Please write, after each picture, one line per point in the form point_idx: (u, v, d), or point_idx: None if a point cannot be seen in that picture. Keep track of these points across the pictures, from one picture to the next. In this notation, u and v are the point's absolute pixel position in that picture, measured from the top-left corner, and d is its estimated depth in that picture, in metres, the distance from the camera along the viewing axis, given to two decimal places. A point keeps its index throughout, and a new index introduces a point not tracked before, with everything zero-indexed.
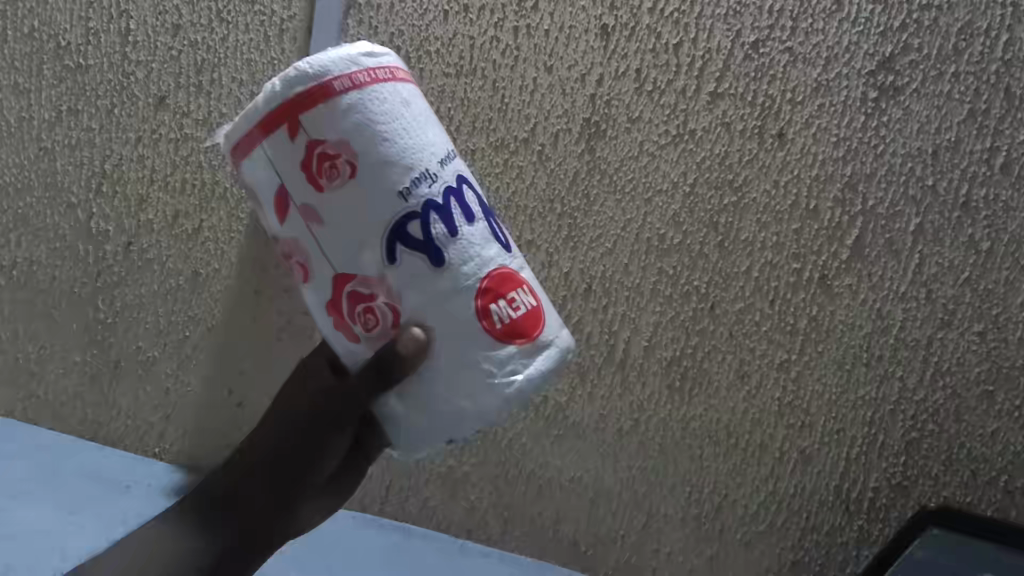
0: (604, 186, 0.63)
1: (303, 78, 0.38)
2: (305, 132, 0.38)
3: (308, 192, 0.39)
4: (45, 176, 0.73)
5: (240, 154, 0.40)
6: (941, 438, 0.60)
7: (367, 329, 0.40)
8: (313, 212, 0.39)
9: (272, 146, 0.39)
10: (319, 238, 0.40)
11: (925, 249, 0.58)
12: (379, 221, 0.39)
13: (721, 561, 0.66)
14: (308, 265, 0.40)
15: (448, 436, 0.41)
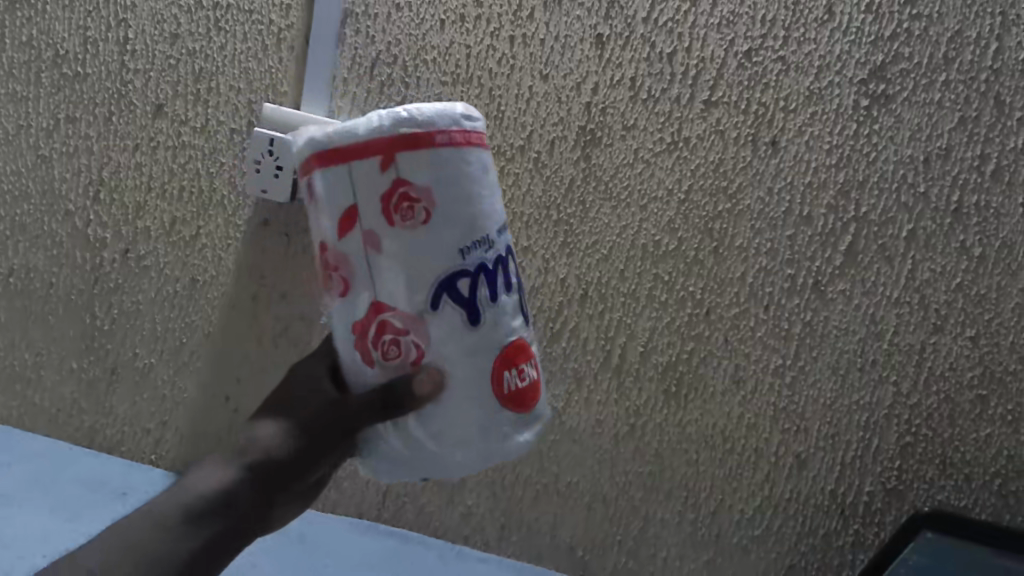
0: (600, 194, 0.63)
1: (412, 122, 0.37)
2: (399, 171, 0.38)
3: (378, 223, 0.38)
4: (43, 183, 0.73)
5: (321, 158, 0.38)
6: (935, 442, 0.60)
7: (385, 357, 0.40)
8: (373, 242, 0.38)
9: (361, 169, 0.38)
10: (372, 265, 0.39)
11: (917, 256, 0.59)
12: (436, 272, 0.38)
13: (718, 566, 0.66)
14: (348, 283, 0.39)
15: (430, 474, 0.41)
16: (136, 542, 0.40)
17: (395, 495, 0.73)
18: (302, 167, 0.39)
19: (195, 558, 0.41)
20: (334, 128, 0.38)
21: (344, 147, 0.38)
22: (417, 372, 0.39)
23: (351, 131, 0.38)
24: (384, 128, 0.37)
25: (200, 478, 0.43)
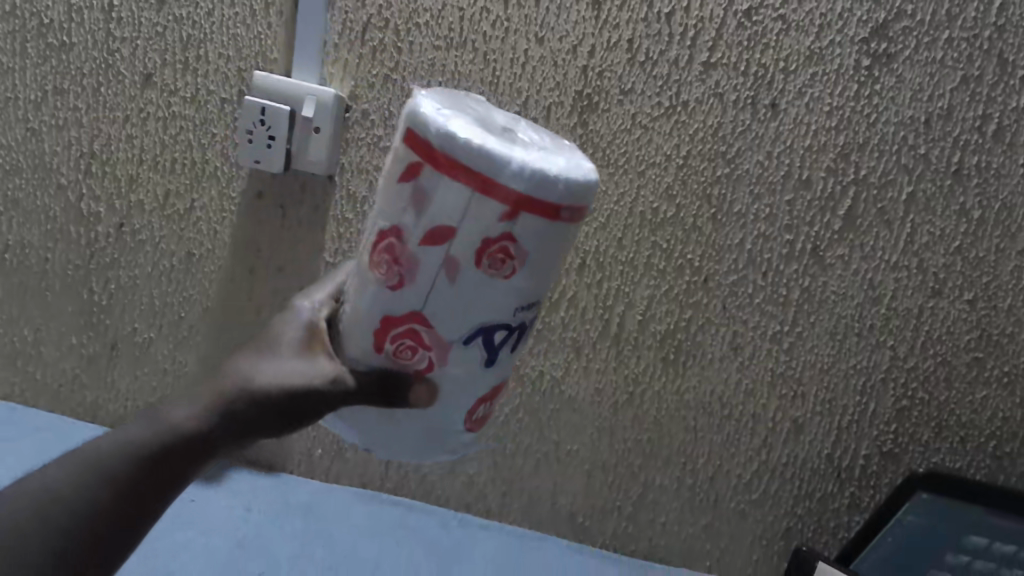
0: (598, 161, 0.62)
1: (555, 190, 0.35)
2: (514, 223, 0.36)
3: (464, 254, 0.37)
4: (33, 157, 0.72)
5: (448, 162, 0.35)
6: (932, 405, 0.62)
7: (398, 356, 0.39)
8: (446, 265, 0.37)
9: (477, 199, 0.35)
10: (436, 282, 0.37)
11: (916, 219, 0.59)
12: (489, 318, 0.38)
13: (716, 529, 0.68)
14: (403, 282, 0.38)
15: (373, 448, 0.44)
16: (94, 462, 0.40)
17: (397, 466, 0.73)
18: (419, 146, 0.36)
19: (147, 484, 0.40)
20: (481, 141, 0.35)
21: (477, 173, 0.35)
22: (421, 381, 0.40)
23: (493, 160, 0.35)
24: (523, 181, 0.34)
25: (168, 409, 0.43)
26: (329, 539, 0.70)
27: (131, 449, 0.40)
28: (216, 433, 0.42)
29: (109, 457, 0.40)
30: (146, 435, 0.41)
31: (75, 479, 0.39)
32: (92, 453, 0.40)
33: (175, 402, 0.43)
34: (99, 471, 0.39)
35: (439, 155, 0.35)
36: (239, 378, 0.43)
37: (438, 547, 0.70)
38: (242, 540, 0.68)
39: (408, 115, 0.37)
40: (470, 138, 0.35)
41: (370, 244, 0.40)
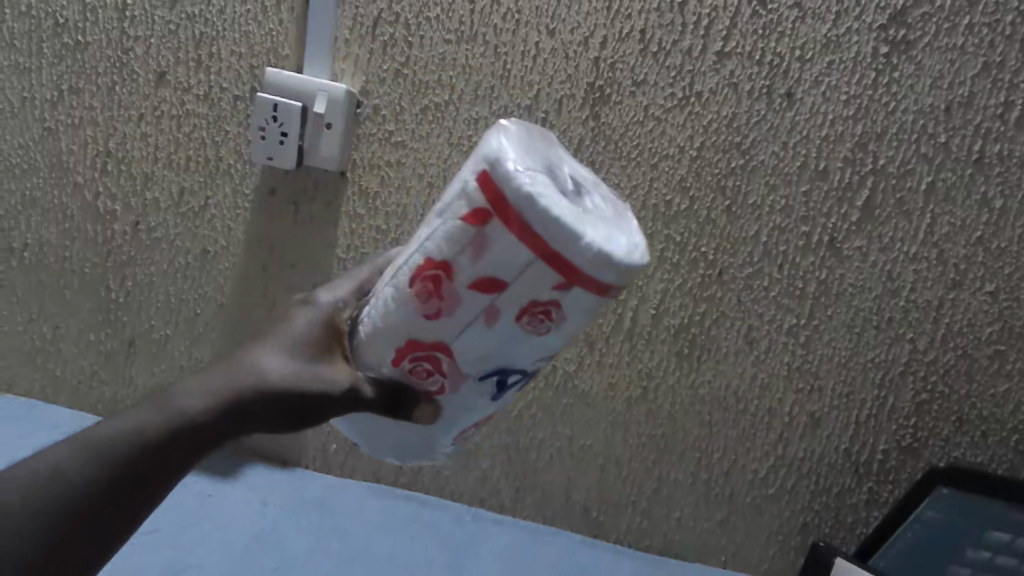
0: (610, 154, 0.62)
1: (614, 274, 0.35)
2: (566, 293, 0.36)
3: (508, 308, 0.37)
4: (51, 156, 0.73)
5: (519, 224, 0.34)
6: (952, 399, 0.61)
7: (416, 374, 0.42)
8: (487, 313, 0.37)
9: (539, 266, 0.35)
10: (472, 323, 0.38)
11: (936, 209, 0.58)
12: (513, 363, 0.40)
13: (731, 524, 0.68)
14: (440, 317, 0.39)
15: (369, 438, 0.48)
16: (98, 445, 0.39)
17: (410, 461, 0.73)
18: (492, 196, 0.35)
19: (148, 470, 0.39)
20: (561, 212, 0.34)
21: (546, 243, 0.34)
22: (427, 399, 0.42)
23: (566, 235, 0.34)
24: (589, 264, 0.34)
25: (174, 393, 0.41)
26: (343, 533, 0.70)
27: (137, 431, 0.39)
28: (221, 423, 0.41)
29: (114, 440, 0.39)
30: (152, 419, 0.40)
31: (79, 463, 0.38)
32: (97, 435, 0.39)
33: (181, 386, 0.42)
34: (103, 454, 0.39)
35: (512, 213, 0.34)
36: (250, 368, 0.42)
37: (451, 541, 0.70)
38: (258, 532, 0.69)
39: (488, 158, 0.35)
40: (548, 207, 0.34)
41: (412, 265, 0.39)
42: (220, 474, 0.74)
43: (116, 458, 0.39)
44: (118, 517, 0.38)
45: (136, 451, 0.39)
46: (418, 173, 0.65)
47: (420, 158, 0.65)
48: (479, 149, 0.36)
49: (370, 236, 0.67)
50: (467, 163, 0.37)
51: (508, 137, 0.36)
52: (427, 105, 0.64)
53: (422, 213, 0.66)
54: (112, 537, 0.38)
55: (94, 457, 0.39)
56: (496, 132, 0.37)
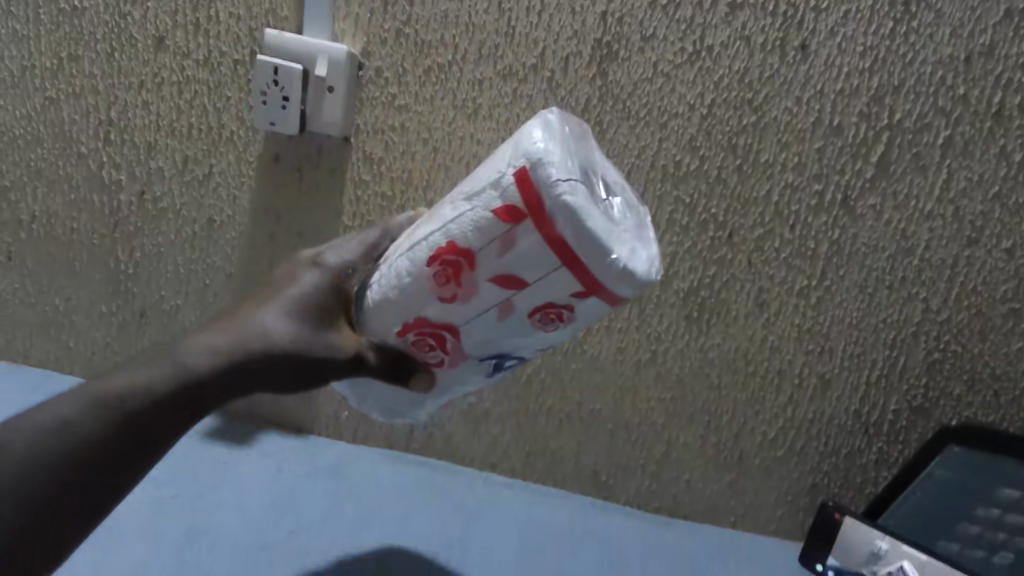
0: (618, 113, 0.61)
1: (630, 290, 0.39)
2: (578, 299, 0.39)
3: (520, 303, 0.41)
4: (53, 126, 0.72)
5: (550, 231, 0.37)
6: (965, 358, 0.61)
7: (420, 347, 0.46)
8: (500, 304, 0.41)
9: (561, 273, 0.38)
10: (485, 311, 0.42)
11: (953, 164, 0.56)
12: (512, 348, 0.44)
13: (740, 485, 0.68)
14: (455, 301, 0.42)
15: (362, 396, 0.53)
16: (109, 398, 0.39)
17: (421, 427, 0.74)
18: (530, 200, 0.37)
19: (156, 421, 0.40)
20: (595, 230, 0.37)
21: (574, 255, 0.37)
22: (426, 370, 0.47)
23: (594, 252, 0.37)
24: (613, 280, 0.38)
25: (183, 346, 0.42)
26: (357, 494, 0.70)
27: (150, 384, 0.40)
28: (230, 379, 0.42)
29: (127, 394, 0.39)
30: (164, 371, 0.41)
31: (87, 415, 0.38)
32: (104, 387, 0.39)
33: (191, 340, 0.43)
34: (110, 407, 0.39)
35: (547, 221, 0.37)
36: (259, 329, 0.44)
37: (466, 507, 0.70)
38: (272, 492, 0.69)
39: (534, 162, 0.37)
40: (583, 223, 0.36)
41: (436, 247, 0.42)
42: (234, 440, 0.75)
43: (130, 412, 0.39)
44: (125, 469, 0.39)
45: (146, 404, 0.40)
46: (422, 137, 0.65)
47: (425, 121, 0.64)
48: (524, 147, 0.38)
49: (375, 203, 0.67)
50: (509, 157, 0.39)
51: (555, 142, 0.38)
52: (430, 66, 0.63)
53: (428, 178, 0.66)
54: (117, 487, 0.39)
55: (105, 411, 0.39)
56: (544, 134, 0.38)
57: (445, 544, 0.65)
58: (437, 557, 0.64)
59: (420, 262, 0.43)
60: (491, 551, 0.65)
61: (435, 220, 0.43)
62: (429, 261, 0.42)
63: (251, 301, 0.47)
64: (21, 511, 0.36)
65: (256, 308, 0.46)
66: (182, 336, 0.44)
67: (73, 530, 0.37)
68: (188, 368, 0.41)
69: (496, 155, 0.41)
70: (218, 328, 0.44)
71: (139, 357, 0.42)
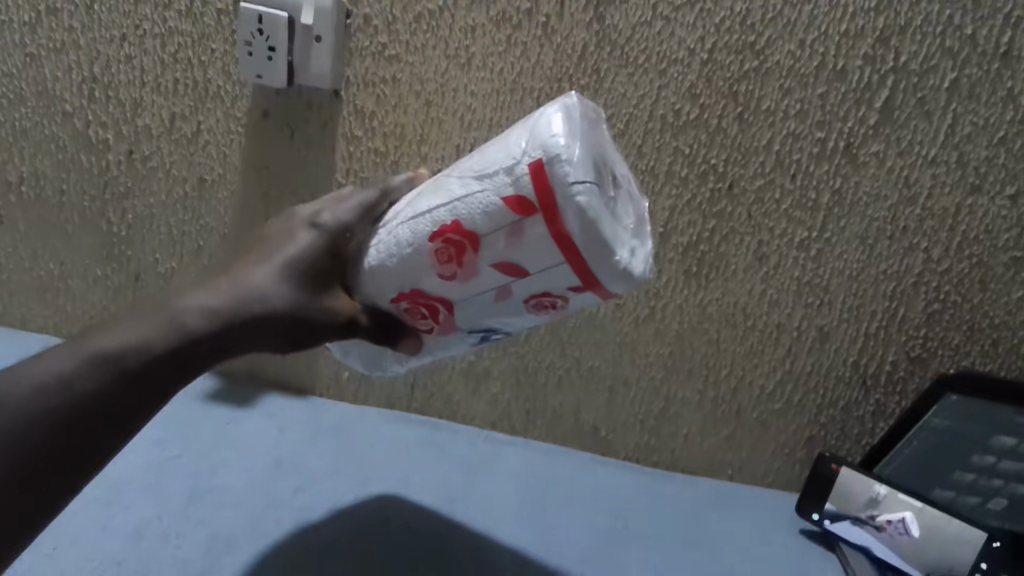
0: (615, 60, 0.59)
1: (625, 286, 0.40)
2: (575, 292, 0.41)
3: (518, 290, 0.42)
4: (36, 84, 0.70)
5: (558, 230, 0.38)
6: (964, 308, 0.60)
7: (412, 316, 0.47)
8: (499, 288, 0.42)
9: (565, 270, 0.39)
10: (483, 293, 0.43)
11: (959, 108, 0.56)
12: (503, 327, 0.46)
13: (738, 439, 0.69)
14: (454, 279, 0.43)
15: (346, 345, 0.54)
16: (105, 357, 0.39)
17: (421, 386, 0.74)
18: (542, 196, 0.38)
19: (150, 377, 0.40)
20: (599, 231, 0.37)
21: (579, 256, 0.38)
22: (414, 335, 0.49)
23: (599, 254, 0.38)
24: (610, 278, 0.39)
25: (176, 304, 0.42)
26: (359, 452, 0.70)
27: (145, 342, 0.40)
28: (223, 336, 0.42)
29: (122, 352, 0.39)
30: (159, 329, 0.40)
31: (81, 371, 0.38)
32: (96, 345, 0.39)
33: (185, 298, 0.42)
34: (103, 363, 0.39)
35: (557, 219, 0.38)
36: (251, 287, 0.44)
37: (468, 463, 0.70)
38: (275, 452, 0.68)
39: (552, 158, 0.37)
40: (592, 227, 0.37)
41: (443, 224, 0.42)
42: (235, 403, 0.75)
43: (126, 370, 0.39)
44: (119, 424, 0.39)
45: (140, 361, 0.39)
46: (415, 89, 0.63)
47: (417, 73, 0.63)
48: (543, 139, 0.38)
49: (369, 159, 0.66)
50: (526, 146, 0.39)
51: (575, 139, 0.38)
52: (421, 12, 0.61)
53: (421, 132, 0.64)
54: (112, 442, 0.39)
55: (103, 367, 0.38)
56: (565, 129, 0.38)
57: (448, 498, 0.65)
58: (442, 509, 0.63)
59: (426, 236, 0.43)
60: (493, 505, 0.65)
61: (443, 194, 0.43)
62: (435, 237, 0.43)
63: (245, 258, 0.46)
64: (17, 462, 0.36)
65: (250, 266, 0.45)
66: (174, 293, 0.43)
67: (72, 482, 0.37)
68: (183, 327, 0.41)
69: (512, 136, 0.41)
70: (212, 286, 0.43)
71: (131, 313, 0.41)
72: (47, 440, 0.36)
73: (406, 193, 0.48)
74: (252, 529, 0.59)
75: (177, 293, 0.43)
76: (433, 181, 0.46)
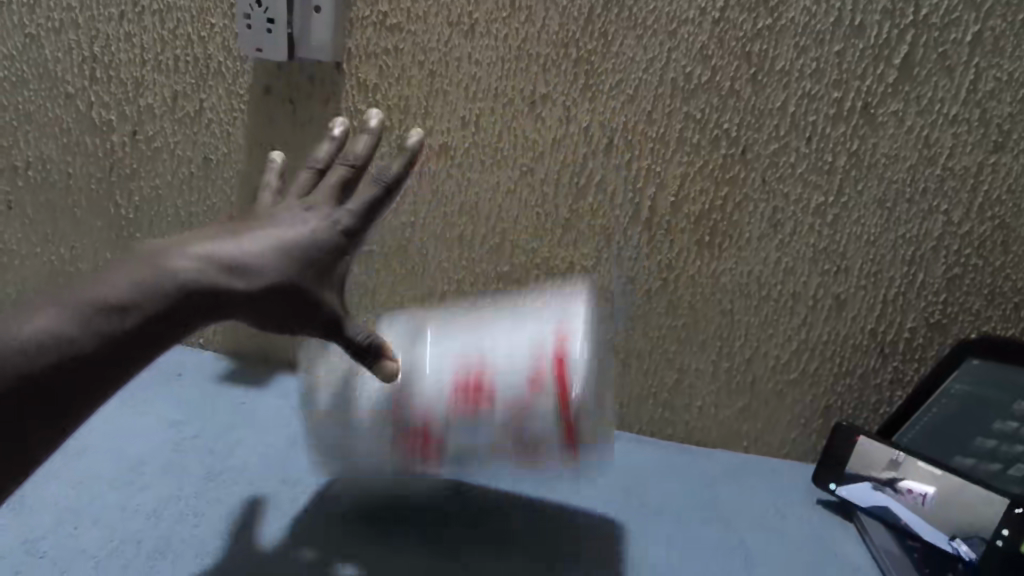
0: (623, 22, 0.57)
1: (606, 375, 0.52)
2: (581, 436, 0.51)
3: (542, 426, 0.50)
4: (38, 66, 0.70)
5: (579, 431, 0.51)
6: (986, 272, 0.59)
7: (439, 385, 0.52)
8: (528, 424, 0.51)
9: (583, 436, 0.51)
10: (518, 415, 0.51)
11: (982, 63, 0.54)
12: (506, 379, 0.51)
13: (753, 410, 0.68)
14: (496, 409, 0.51)
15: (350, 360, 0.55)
16: (100, 318, 0.38)
17: None
18: None
19: (140, 335, 0.39)
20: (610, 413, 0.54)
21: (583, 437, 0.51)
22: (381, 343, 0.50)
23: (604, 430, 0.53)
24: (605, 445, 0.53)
25: (170, 260, 0.41)
26: None
27: (138, 303, 0.39)
28: (212, 306, 0.41)
29: (116, 310, 0.38)
30: (150, 290, 0.39)
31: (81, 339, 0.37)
32: (89, 297, 0.38)
33: (182, 261, 0.41)
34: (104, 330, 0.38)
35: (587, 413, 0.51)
36: (251, 261, 0.43)
37: None
38: (290, 430, 0.69)
39: None
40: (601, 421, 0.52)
41: (539, 358, 0.51)
42: (249, 385, 0.75)
43: (120, 335, 0.38)
44: (112, 379, 0.38)
45: (134, 321, 0.39)
46: (418, 60, 0.62)
47: (419, 42, 0.61)
48: None
49: None
50: None
51: None
52: None
53: (425, 105, 0.63)
54: (98, 399, 0.38)
55: (111, 343, 0.38)
56: None
57: None
58: None
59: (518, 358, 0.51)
60: None
61: None
62: (528, 363, 0.51)
63: (245, 228, 0.45)
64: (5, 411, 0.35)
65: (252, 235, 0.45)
66: (168, 249, 0.42)
67: (54, 435, 0.37)
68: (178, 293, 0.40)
69: None
70: (211, 246, 0.43)
71: (122, 267, 0.40)
72: (37, 391, 0.36)
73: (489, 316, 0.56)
74: (269, 502, 0.59)
75: (171, 250, 0.42)
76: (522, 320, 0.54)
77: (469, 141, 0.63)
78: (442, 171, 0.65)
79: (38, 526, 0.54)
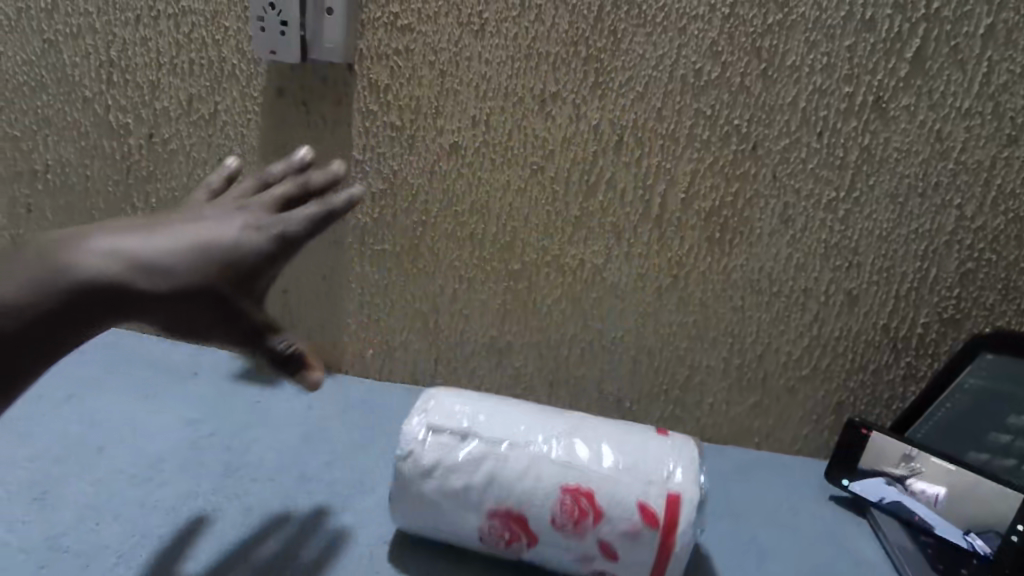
0: (634, 19, 0.58)
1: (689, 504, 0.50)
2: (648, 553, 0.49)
3: (610, 538, 0.50)
4: (56, 71, 0.71)
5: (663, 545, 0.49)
6: (999, 266, 0.59)
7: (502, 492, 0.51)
8: (597, 535, 0.50)
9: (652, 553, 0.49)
10: (588, 525, 0.50)
11: (995, 55, 0.54)
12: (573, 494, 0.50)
13: (765, 406, 0.68)
14: (567, 519, 0.50)
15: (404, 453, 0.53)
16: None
17: (445, 362, 0.74)
18: None
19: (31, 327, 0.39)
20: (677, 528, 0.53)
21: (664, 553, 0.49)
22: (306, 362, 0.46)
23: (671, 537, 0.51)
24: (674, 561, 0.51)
25: (80, 249, 0.41)
26: (386, 427, 0.70)
27: (33, 295, 0.39)
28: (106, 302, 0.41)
29: (11, 303, 0.39)
30: (49, 285, 0.40)
31: None
32: None
33: (85, 254, 0.41)
34: None
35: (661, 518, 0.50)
36: (157, 261, 0.42)
37: None
38: (305, 427, 0.70)
39: None
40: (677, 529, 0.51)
41: (578, 484, 0.50)
42: (264, 383, 0.76)
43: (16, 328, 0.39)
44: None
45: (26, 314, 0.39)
46: (429, 60, 0.62)
47: (430, 43, 0.62)
48: None
49: (384, 134, 0.66)
50: None
51: None
52: None
53: (435, 105, 0.64)
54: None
55: None
56: None
57: None
58: None
59: (557, 484, 0.50)
60: None
61: None
62: (566, 490, 0.50)
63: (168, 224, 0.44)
64: None
65: (166, 229, 0.44)
66: (78, 238, 0.42)
67: None
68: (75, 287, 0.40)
69: None
70: (124, 237, 0.42)
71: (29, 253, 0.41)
72: None
73: (525, 420, 0.55)
74: (287, 498, 0.60)
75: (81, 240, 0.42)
76: (560, 434, 0.54)
77: (479, 140, 0.64)
78: (452, 171, 0.65)
79: (62, 521, 0.55)
